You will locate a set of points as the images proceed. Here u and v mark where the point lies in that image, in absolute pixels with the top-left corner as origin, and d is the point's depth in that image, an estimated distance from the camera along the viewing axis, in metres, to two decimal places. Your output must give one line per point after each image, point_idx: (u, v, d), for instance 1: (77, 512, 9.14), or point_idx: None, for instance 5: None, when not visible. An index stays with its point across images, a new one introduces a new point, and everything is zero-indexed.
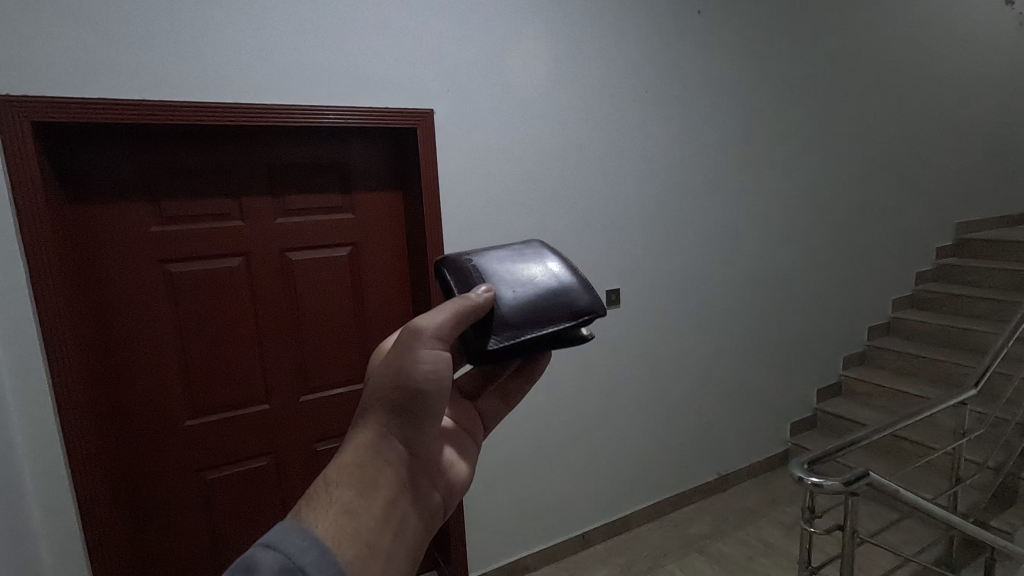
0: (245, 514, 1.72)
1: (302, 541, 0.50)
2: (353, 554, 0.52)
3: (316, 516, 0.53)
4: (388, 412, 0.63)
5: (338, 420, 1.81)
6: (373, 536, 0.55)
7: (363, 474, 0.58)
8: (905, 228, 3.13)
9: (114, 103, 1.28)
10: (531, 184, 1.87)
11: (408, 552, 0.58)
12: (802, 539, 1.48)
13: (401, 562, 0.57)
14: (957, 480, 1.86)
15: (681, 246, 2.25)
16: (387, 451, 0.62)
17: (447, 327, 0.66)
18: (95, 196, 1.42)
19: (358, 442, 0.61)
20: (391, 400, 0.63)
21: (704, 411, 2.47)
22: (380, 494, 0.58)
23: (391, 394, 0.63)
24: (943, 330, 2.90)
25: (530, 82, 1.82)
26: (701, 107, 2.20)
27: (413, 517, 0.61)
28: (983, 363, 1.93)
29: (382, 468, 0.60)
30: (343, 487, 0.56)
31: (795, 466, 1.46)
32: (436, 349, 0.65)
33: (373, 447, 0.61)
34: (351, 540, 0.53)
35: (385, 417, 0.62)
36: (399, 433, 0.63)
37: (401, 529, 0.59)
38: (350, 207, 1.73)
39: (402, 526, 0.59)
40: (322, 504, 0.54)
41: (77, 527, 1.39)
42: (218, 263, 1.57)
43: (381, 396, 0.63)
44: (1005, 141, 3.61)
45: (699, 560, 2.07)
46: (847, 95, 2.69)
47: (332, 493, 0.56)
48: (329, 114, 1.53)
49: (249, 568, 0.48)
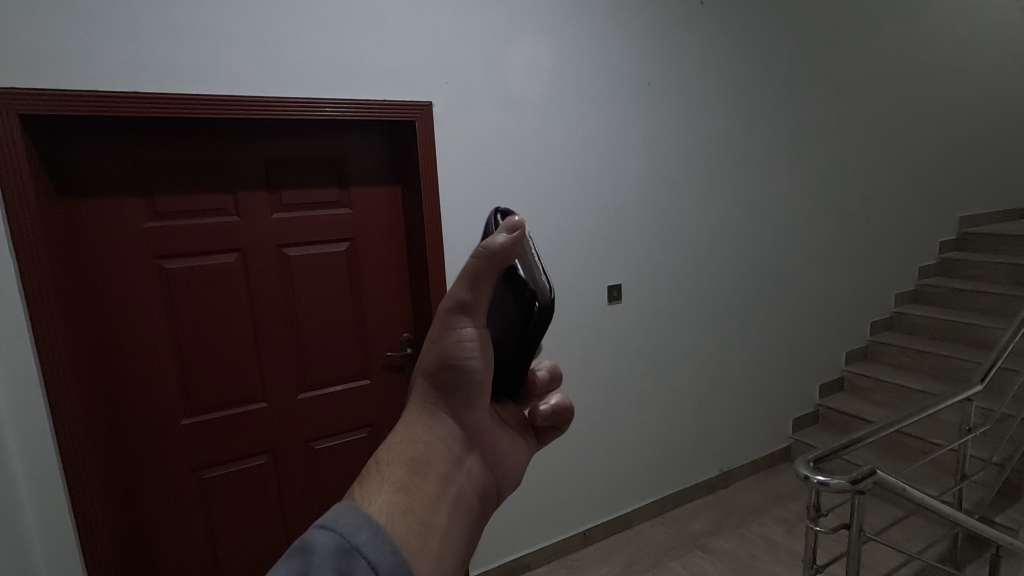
0: (241, 513, 1.69)
1: (356, 520, 0.44)
2: (411, 532, 0.47)
3: (368, 495, 0.49)
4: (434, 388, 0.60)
5: (337, 419, 1.78)
6: (431, 513, 0.50)
7: (414, 452, 0.55)
8: (908, 222, 3.10)
9: (104, 95, 1.25)
10: (530, 178, 1.84)
11: (468, 534, 0.53)
12: (807, 538, 1.45)
13: (461, 543, 0.52)
14: (963, 476, 1.84)
15: (682, 241, 2.22)
16: (437, 428, 0.58)
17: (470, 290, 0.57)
18: (87, 191, 1.39)
19: (406, 423, 0.58)
20: (438, 377, 0.60)
21: (707, 407, 2.45)
22: (434, 474, 0.54)
23: (437, 371, 0.59)
24: (947, 325, 2.88)
25: (531, 74, 1.79)
26: (703, 100, 2.17)
27: (470, 495, 0.57)
28: (989, 359, 1.91)
29: (432, 445, 0.56)
30: (396, 466, 0.53)
31: (801, 464, 1.44)
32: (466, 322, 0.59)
33: (421, 426, 0.58)
34: (407, 518, 0.48)
35: (434, 395, 0.59)
36: (449, 409, 0.60)
37: (461, 510, 0.54)
38: (347, 202, 1.70)
39: (460, 505, 0.54)
40: (375, 483, 0.51)
41: (71, 528, 1.37)
42: (213, 259, 1.54)
43: (427, 373, 0.60)
44: (1008, 135, 3.58)
45: (701, 558, 2.05)
46: (852, 87, 2.66)
47: (384, 472, 0.52)
48: (325, 107, 1.50)
49: (304, 552, 0.42)
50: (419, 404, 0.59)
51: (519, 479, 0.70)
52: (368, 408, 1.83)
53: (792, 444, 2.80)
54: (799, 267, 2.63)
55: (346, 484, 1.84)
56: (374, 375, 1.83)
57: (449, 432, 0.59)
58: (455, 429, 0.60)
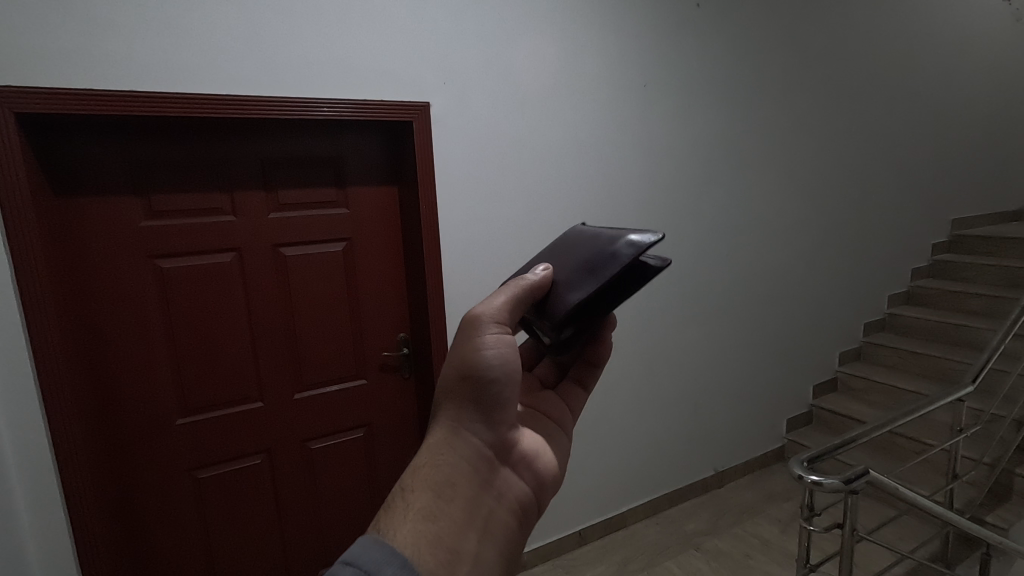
0: (237, 513, 1.69)
1: (381, 554, 0.53)
2: (438, 558, 0.56)
3: (396, 523, 0.58)
4: (460, 416, 0.68)
5: (334, 419, 1.78)
6: (454, 539, 0.59)
7: (440, 480, 0.63)
8: (901, 224, 3.13)
9: (102, 95, 1.25)
10: (527, 176, 1.85)
11: (492, 548, 0.62)
12: (801, 538, 1.46)
13: (484, 560, 0.61)
14: (954, 476, 1.86)
15: (678, 241, 2.23)
16: (463, 455, 0.66)
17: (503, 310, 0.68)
18: (82, 189, 1.39)
19: (431, 449, 0.66)
20: (455, 393, 0.69)
21: (701, 406, 2.46)
22: (459, 496, 0.63)
23: (454, 386, 0.68)
24: (938, 326, 2.91)
25: (532, 77, 1.80)
26: (698, 100, 2.18)
27: (497, 512, 0.66)
28: (981, 359, 1.92)
29: (457, 470, 0.64)
30: (420, 493, 0.61)
31: (795, 464, 1.44)
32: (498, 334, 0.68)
33: (448, 452, 0.66)
34: (432, 545, 0.57)
35: (454, 412, 0.68)
36: (472, 429, 0.68)
37: (486, 526, 0.63)
38: (344, 202, 1.70)
39: (483, 524, 0.63)
40: (401, 512, 0.59)
41: (66, 529, 1.36)
42: (210, 258, 1.54)
43: (448, 391, 0.69)
44: (1000, 137, 3.61)
45: (696, 557, 2.07)
46: (846, 90, 2.69)
47: (410, 500, 0.61)
48: (322, 107, 1.50)
49: None
50: (444, 433, 0.67)
51: (561, 479, 0.78)
52: (365, 407, 1.83)
53: (786, 444, 2.82)
54: (795, 268, 2.66)
55: (344, 483, 1.84)
56: (371, 374, 1.83)
57: (476, 457, 0.67)
58: (480, 450, 0.68)
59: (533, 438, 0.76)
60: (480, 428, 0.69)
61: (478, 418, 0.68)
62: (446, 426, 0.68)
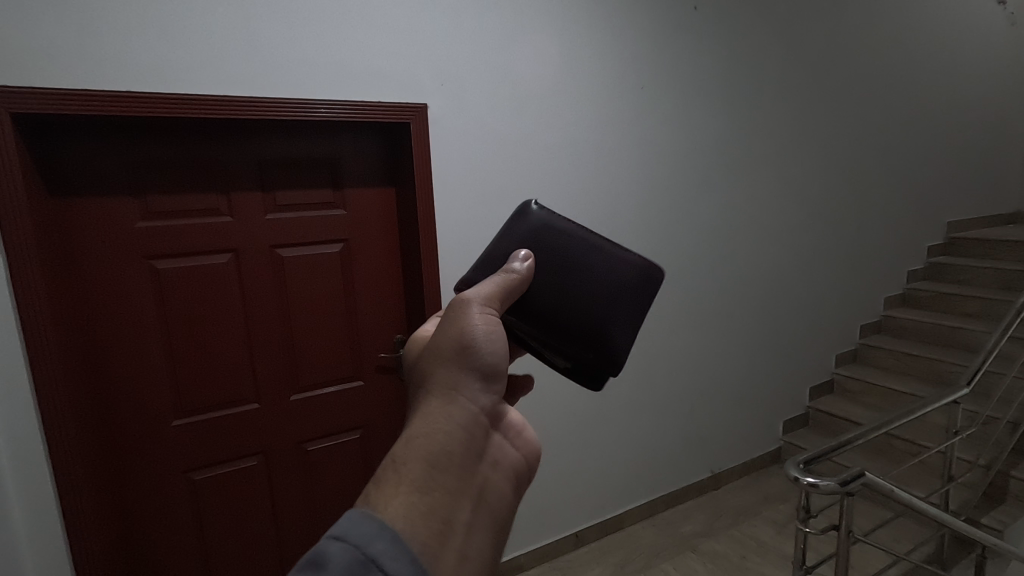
0: (233, 515, 1.68)
1: (370, 528, 0.46)
2: (432, 529, 0.49)
3: (385, 494, 0.50)
4: (453, 380, 0.63)
5: (330, 421, 1.78)
6: (448, 510, 0.52)
7: (434, 448, 0.56)
8: (897, 226, 3.14)
9: (97, 95, 1.24)
10: (525, 181, 1.85)
11: (485, 520, 0.56)
12: (797, 540, 1.46)
13: (478, 534, 0.54)
14: (950, 478, 1.86)
15: (675, 245, 2.24)
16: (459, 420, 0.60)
17: (489, 293, 0.68)
18: (78, 190, 1.38)
19: (424, 416, 0.59)
20: (450, 359, 0.63)
21: (697, 408, 2.47)
22: (454, 465, 0.56)
23: (449, 351, 0.64)
24: (934, 328, 2.91)
25: (530, 79, 1.80)
26: (695, 104, 2.19)
27: (489, 484, 0.59)
28: (977, 362, 1.93)
29: (452, 437, 0.57)
30: (413, 461, 0.54)
31: (791, 466, 1.44)
32: (487, 313, 0.67)
33: (443, 417, 0.59)
34: (425, 516, 0.50)
35: (449, 378, 0.62)
36: (467, 395, 0.62)
37: (480, 498, 0.57)
38: (341, 203, 1.70)
39: (477, 496, 0.57)
40: (391, 483, 0.52)
41: (61, 531, 1.36)
42: (206, 259, 1.54)
43: (442, 357, 0.64)
44: (995, 141, 3.63)
45: (692, 559, 2.07)
46: (842, 92, 2.70)
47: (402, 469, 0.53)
48: (320, 109, 1.50)
49: (317, 563, 0.43)
50: (435, 399, 0.61)
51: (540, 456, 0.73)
52: (362, 409, 1.83)
53: (782, 446, 2.83)
54: (791, 271, 2.67)
55: (340, 486, 1.83)
56: (367, 376, 1.83)
57: (472, 423, 0.61)
58: (476, 416, 0.61)
59: (518, 414, 0.71)
60: (473, 393, 0.63)
61: (471, 389, 0.63)
62: (439, 391, 0.61)
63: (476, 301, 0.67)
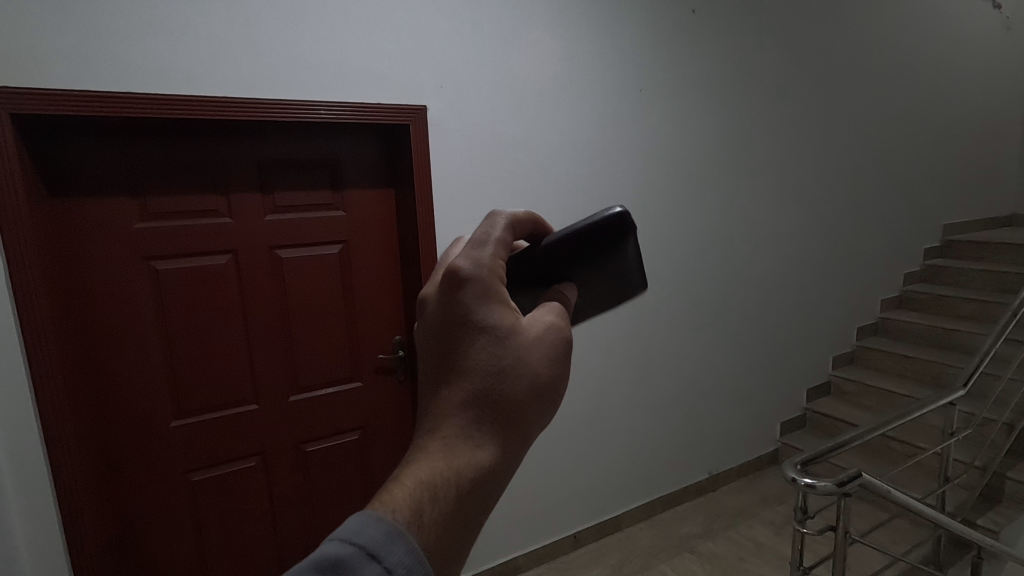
0: (232, 516, 1.68)
1: (410, 562, 0.38)
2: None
3: (428, 523, 0.42)
4: (531, 398, 0.50)
5: (328, 421, 1.78)
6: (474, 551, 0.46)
7: (489, 483, 0.46)
8: (894, 228, 3.15)
9: (97, 96, 1.25)
10: (522, 182, 1.86)
11: None
12: (794, 540, 1.47)
13: None
14: (946, 479, 1.87)
15: (673, 246, 2.25)
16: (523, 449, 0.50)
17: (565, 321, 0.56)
18: (78, 191, 1.39)
19: (489, 433, 0.48)
20: (539, 384, 0.51)
21: (695, 409, 2.47)
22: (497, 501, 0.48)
23: (540, 379, 0.51)
24: (931, 330, 2.93)
25: (530, 82, 1.81)
26: (694, 106, 2.20)
27: None
28: (973, 363, 1.94)
29: (507, 471, 0.48)
30: (466, 493, 0.45)
31: (788, 466, 1.45)
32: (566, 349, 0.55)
33: (504, 445, 0.48)
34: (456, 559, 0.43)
35: (531, 405, 0.50)
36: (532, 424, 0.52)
37: None
38: (340, 204, 1.70)
39: None
40: (438, 510, 0.43)
41: (60, 532, 1.36)
42: (205, 259, 1.54)
43: (532, 377, 0.50)
44: (991, 143, 3.65)
45: (690, 559, 2.07)
46: (839, 95, 2.71)
47: (451, 495, 0.44)
48: (320, 110, 1.50)
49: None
50: (505, 416, 0.49)
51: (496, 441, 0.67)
52: (360, 410, 1.83)
53: (779, 447, 2.83)
54: (788, 273, 2.68)
55: (339, 487, 1.84)
56: (366, 377, 1.83)
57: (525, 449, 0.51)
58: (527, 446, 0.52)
59: None
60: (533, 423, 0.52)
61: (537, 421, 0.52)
62: (522, 408, 0.49)
63: (561, 333, 0.54)
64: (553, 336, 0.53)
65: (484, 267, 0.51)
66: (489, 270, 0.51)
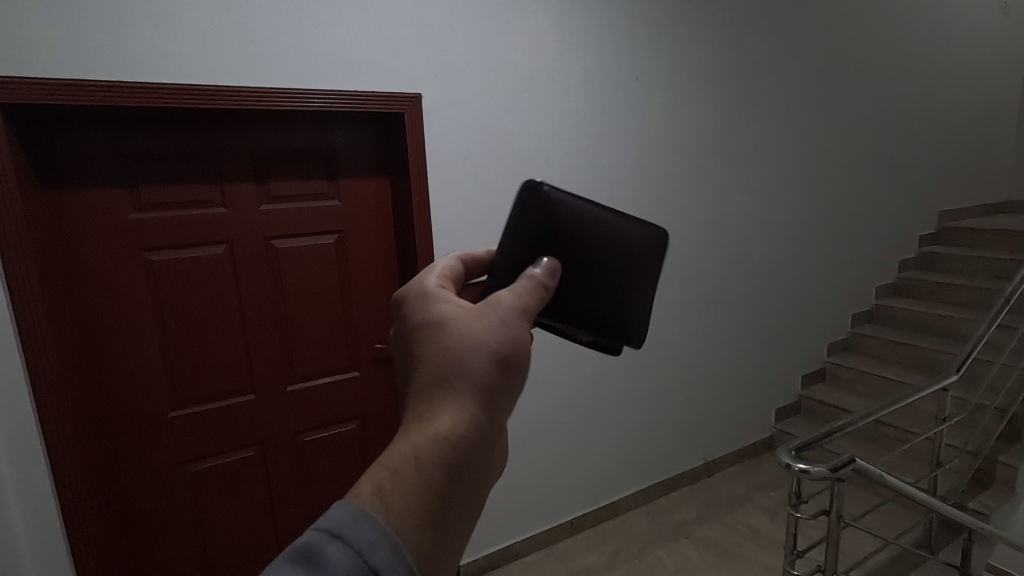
0: (231, 506, 1.69)
1: (372, 533, 0.39)
2: (435, 551, 0.43)
3: (391, 497, 0.43)
4: (488, 372, 0.52)
5: (326, 411, 1.79)
6: (453, 527, 0.45)
7: (455, 456, 0.47)
8: (889, 216, 3.15)
9: (88, 85, 1.23)
10: (518, 171, 1.85)
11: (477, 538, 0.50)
12: (788, 525, 1.49)
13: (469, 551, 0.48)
14: (938, 464, 1.90)
15: (669, 235, 2.25)
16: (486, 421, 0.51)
17: (525, 298, 0.59)
18: (70, 182, 1.38)
19: (449, 409, 0.50)
20: (491, 355, 0.53)
21: (691, 397, 2.49)
22: (470, 476, 0.48)
23: (491, 348, 0.53)
24: (925, 317, 2.94)
25: (525, 70, 1.80)
26: (691, 94, 2.19)
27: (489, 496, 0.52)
28: (966, 349, 1.96)
29: (474, 444, 0.49)
30: (429, 466, 0.45)
31: (783, 452, 1.46)
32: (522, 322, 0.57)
33: (466, 419, 0.49)
34: (430, 530, 0.43)
35: (485, 373, 0.52)
36: (496, 396, 0.53)
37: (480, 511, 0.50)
38: (336, 194, 1.70)
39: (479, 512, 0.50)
40: (400, 485, 0.44)
41: (60, 522, 1.37)
42: (200, 250, 1.53)
43: (482, 348, 0.53)
44: (987, 129, 3.65)
45: (686, 544, 2.10)
46: (835, 82, 2.70)
47: (414, 471, 0.45)
48: (314, 99, 1.49)
49: (315, 564, 0.37)
50: (463, 391, 0.51)
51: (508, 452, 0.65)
52: (358, 400, 1.84)
53: (774, 434, 2.86)
54: (784, 261, 2.68)
55: (338, 476, 1.85)
56: (364, 367, 1.83)
57: (495, 424, 0.52)
58: (497, 422, 0.52)
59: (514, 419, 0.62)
60: (497, 398, 0.53)
61: (501, 393, 0.53)
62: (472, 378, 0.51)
63: (512, 308, 0.56)
64: (502, 313, 0.56)
65: (416, 288, 0.59)
66: (423, 288, 0.59)
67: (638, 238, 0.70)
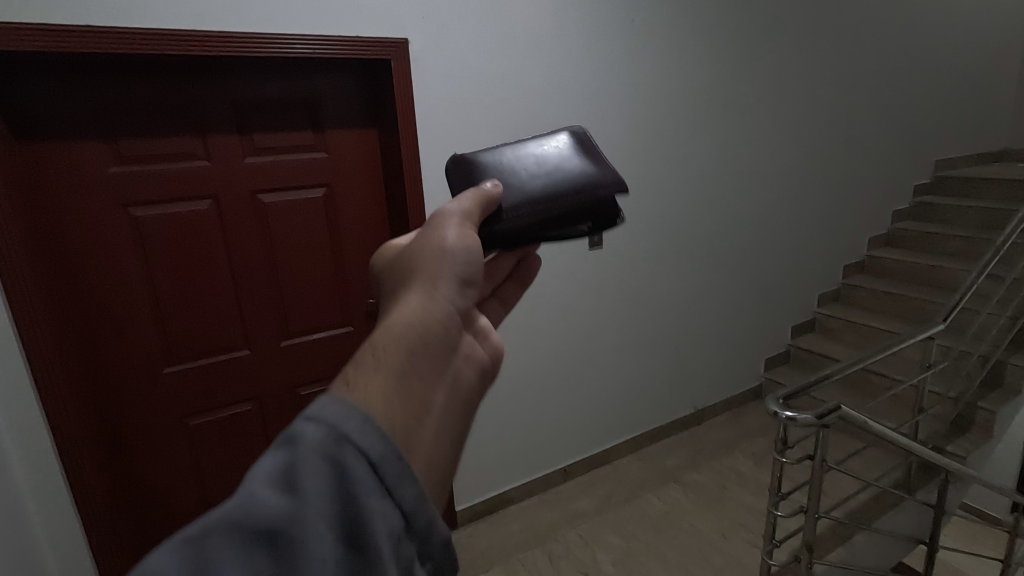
0: (230, 458, 1.72)
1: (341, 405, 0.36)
2: (406, 420, 0.39)
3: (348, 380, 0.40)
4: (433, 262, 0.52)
5: (321, 365, 1.80)
6: (421, 396, 0.42)
7: (411, 333, 0.44)
8: (886, 165, 3.12)
9: (56, 29, 1.17)
10: (510, 121, 1.80)
11: (460, 423, 0.45)
12: (774, 469, 1.53)
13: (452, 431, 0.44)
14: (921, 410, 1.95)
15: (664, 186, 2.22)
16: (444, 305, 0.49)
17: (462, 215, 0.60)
18: (44, 134, 1.32)
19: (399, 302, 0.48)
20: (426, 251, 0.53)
21: (683, 348, 2.52)
22: (433, 354, 0.45)
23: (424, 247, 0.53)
24: (916, 267, 2.96)
25: (517, 14, 1.72)
26: (688, 39, 2.11)
27: (466, 382, 0.48)
28: (954, 299, 1.98)
29: (429, 322, 0.46)
30: (386, 343, 0.43)
31: (771, 400, 1.49)
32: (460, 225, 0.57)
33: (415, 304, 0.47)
34: (401, 402, 0.40)
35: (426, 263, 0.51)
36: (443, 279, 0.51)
37: (456, 389, 0.46)
38: (322, 146, 1.65)
39: (454, 394, 0.46)
40: (358, 367, 0.41)
41: (62, 476, 1.39)
42: (185, 205, 1.50)
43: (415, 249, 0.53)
44: (989, 75, 3.57)
45: (676, 488, 2.17)
46: (838, 25, 2.61)
47: (368, 354, 0.42)
48: (296, 44, 1.42)
49: (285, 444, 0.35)
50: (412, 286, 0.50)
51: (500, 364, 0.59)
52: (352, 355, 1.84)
53: (763, 383, 2.92)
54: (778, 213, 2.66)
55: None
56: (357, 322, 1.83)
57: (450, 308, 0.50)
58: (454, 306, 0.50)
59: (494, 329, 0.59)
60: (450, 286, 0.51)
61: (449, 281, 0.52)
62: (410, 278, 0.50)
63: (448, 220, 0.57)
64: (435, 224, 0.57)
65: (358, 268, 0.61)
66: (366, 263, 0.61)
67: (565, 148, 0.76)
